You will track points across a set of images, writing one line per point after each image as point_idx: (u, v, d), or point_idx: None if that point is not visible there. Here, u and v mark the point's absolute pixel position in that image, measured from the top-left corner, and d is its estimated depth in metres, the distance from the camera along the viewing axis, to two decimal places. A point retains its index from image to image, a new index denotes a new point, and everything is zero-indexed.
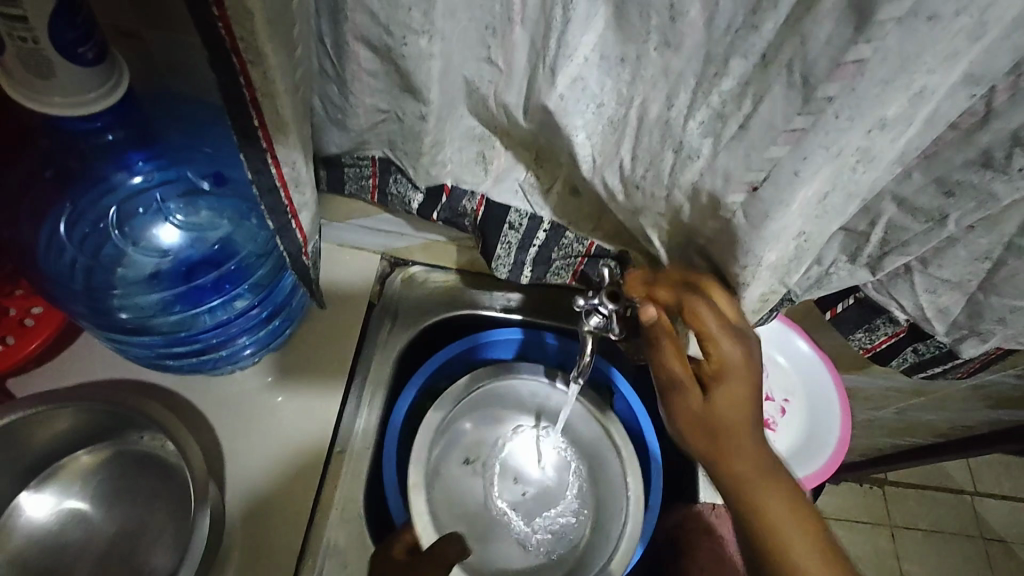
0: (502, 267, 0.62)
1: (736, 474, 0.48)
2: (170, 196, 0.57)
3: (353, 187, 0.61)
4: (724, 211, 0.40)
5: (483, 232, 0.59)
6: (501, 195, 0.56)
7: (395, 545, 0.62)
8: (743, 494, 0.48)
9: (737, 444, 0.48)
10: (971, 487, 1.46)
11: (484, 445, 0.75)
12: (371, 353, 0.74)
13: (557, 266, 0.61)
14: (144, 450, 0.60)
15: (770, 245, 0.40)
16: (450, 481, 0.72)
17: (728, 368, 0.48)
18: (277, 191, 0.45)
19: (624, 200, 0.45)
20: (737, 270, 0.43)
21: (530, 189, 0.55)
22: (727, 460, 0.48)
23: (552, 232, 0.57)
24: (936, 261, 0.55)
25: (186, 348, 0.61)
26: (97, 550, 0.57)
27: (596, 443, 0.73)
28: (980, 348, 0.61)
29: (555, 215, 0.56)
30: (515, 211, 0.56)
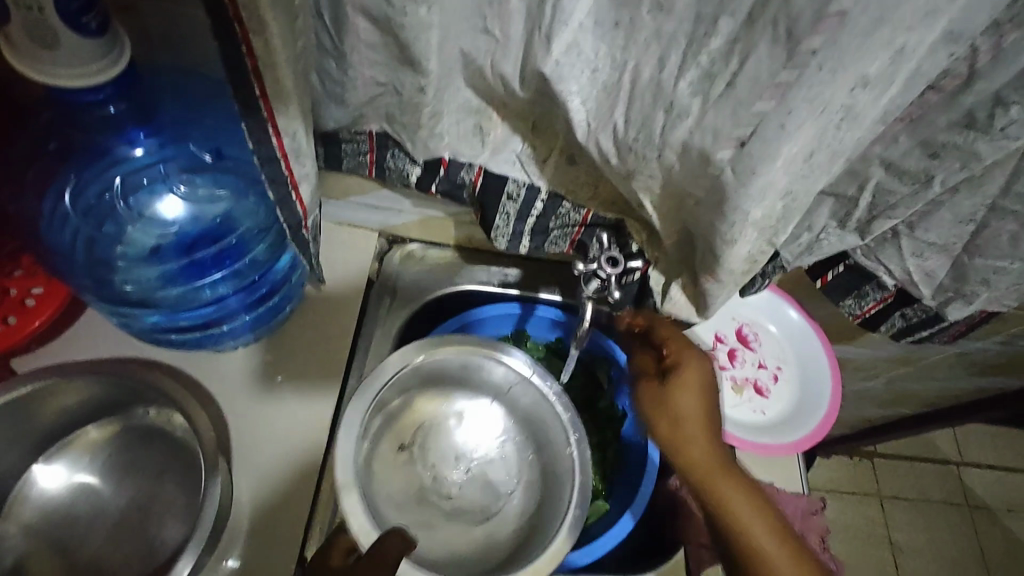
0: (501, 238, 0.63)
1: (703, 463, 0.55)
2: (174, 171, 0.58)
3: (350, 162, 0.62)
4: (713, 168, 0.40)
5: (482, 204, 0.60)
6: (498, 166, 0.56)
7: (337, 546, 0.55)
8: (695, 465, 0.55)
9: (703, 440, 0.56)
10: (957, 457, 1.50)
11: (425, 429, 0.68)
12: (372, 327, 0.75)
13: (554, 236, 0.63)
14: (151, 424, 0.61)
15: (758, 202, 0.41)
16: (383, 470, 0.65)
17: (696, 374, 0.58)
18: (276, 161, 0.46)
19: (618, 163, 0.45)
20: (723, 229, 0.44)
21: (528, 159, 0.56)
22: (709, 481, 0.54)
23: (549, 203, 0.59)
24: (922, 225, 0.57)
25: (189, 321, 0.63)
26: (108, 521, 0.58)
27: (536, 418, 0.66)
28: (965, 310, 0.64)
29: (552, 184, 0.57)
30: (513, 182, 0.57)
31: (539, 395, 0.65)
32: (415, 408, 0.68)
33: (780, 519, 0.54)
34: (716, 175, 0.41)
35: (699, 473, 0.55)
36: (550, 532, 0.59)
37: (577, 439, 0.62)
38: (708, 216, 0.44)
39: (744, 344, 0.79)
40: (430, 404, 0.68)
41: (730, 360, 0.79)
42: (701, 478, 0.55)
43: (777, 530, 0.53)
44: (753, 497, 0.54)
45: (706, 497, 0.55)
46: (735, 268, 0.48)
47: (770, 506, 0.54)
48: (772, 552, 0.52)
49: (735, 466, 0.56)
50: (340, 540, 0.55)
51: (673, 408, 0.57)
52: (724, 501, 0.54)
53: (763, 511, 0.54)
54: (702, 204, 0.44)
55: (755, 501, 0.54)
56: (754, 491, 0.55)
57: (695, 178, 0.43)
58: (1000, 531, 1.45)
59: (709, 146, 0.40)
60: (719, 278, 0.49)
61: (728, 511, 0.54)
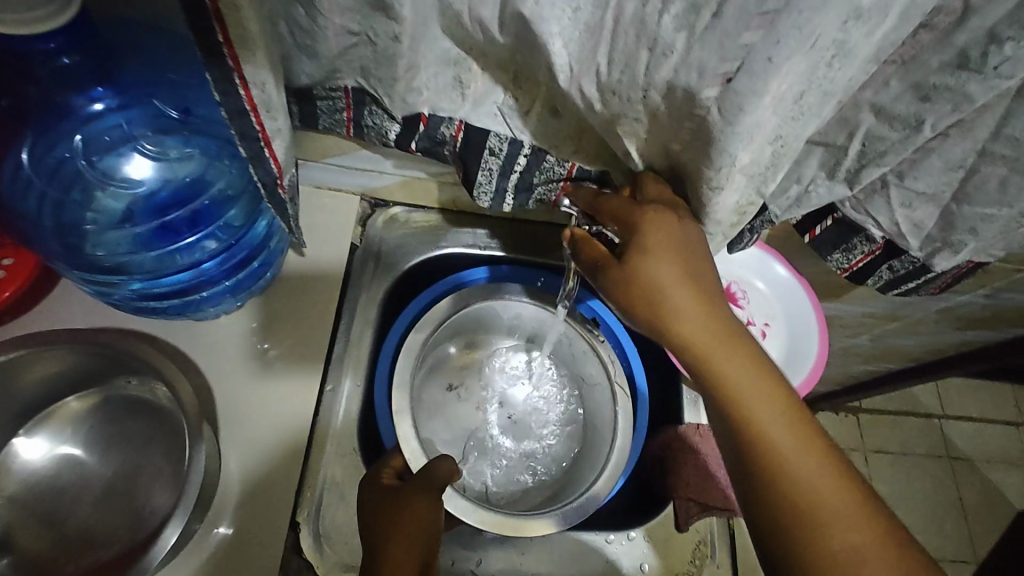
0: (484, 196, 0.62)
1: (702, 339, 0.47)
2: (143, 132, 0.57)
3: (327, 121, 0.60)
4: (699, 108, 0.39)
5: (464, 160, 0.59)
6: (479, 119, 0.54)
7: (385, 472, 0.61)
8: (688, 348, 0.47)
9: (689, 307, 0.47)
10: (940, 410, 1.53)
11: (471, 375, 0.76)
12: (357, 292, 0.74)
13: (539, 192, 0.62)
14: (133, 395, 0.60)
15: (746, 146, 0.40)
16: (433, 404, 0.73)
17: (658, 237, 0.47)
18: (246, 114, 0.45)
19: (601, 108, 0.44)
20: (710, 174, 0.43)
21: (509, 111, 0.54)
22: (709, 360, 0.46)
23: (532, 157, 0.57)
24: (911, 173, 0.56)
25: (166, 289, 0.61)
26: (95, 491, 0.57)
27: (574, 359, 0.75)
28: (952, 261, 0.64)
29: (535, 138, 0.55)
30: (495, 136, 0.55)
31: (580, 339, 0.73)
32: (463, 356, 0.76)
33: (790, 395, 0.47)
34: (704, 117, 0.39)
35: (695, 350, 0.47)
36: (598, 458, 0.68)
37: (617, 376, 0.70)
38: (695, 161, 0.43)
39: (732, 302, 0.79)
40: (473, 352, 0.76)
41: None
42: (697, 355, 0.47)
43: (784, 410, 0.47)
44: (762, 374, 0.47)
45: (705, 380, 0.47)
46: (721, 218, 0.48)
47: (779, 383, 0.47)
48: (779, 436, 0.46)
49: (738, 338, 0.47)
50: (388, 464, 0.62)
51: (649, 283, 0.47)
52: (725, 386, 0.46)
53: (768, 390, 0.47)
54: (689, 149, 0.43)
55: (760, 377, 0.47)
56: (760, 366, 0.47)
57: (681, 123, 0.42)
58: (980, 482, 1.48)
59: (695, 85, 0.38)
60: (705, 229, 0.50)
61: (730, 392, 0.46)
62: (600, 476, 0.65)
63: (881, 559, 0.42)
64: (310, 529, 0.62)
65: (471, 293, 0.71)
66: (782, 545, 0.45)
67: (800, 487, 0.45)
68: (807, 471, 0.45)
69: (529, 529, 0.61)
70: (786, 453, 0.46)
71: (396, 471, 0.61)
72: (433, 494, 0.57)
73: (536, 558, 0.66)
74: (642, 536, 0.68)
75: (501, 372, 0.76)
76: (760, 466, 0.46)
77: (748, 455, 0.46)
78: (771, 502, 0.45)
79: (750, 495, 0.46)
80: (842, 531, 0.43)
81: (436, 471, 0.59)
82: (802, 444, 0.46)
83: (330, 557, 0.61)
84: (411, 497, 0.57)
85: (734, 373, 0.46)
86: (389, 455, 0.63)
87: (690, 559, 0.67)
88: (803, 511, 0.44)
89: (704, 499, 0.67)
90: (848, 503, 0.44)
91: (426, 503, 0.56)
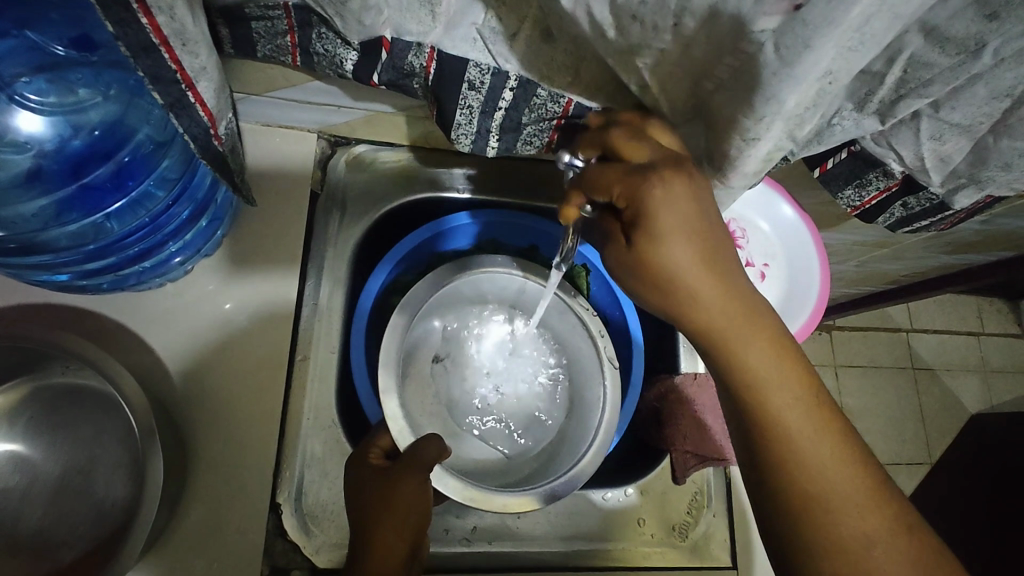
0: (464, 139, 0.53)
1: (723, 324, 0.43)
2: (21, 72, 0.50)
3: (268, 48, 0.49)
4: (749, 44, 0.33)
5: (439, 96, 0.49)
6: (454, 44, 0.44)
7: (371, 451, 0.57)
8: (711, 329, 0.44)
9: (713, 286, 0.42)
10: (908, 324, 1.44)
11: (458, 345, 0.70)
12: (323, 247, 0.66)
13: (528, 132, 0.53)
14: (71, 381, 0.53)
15: (796, 89, 0.35)
16: (424, 380, 0.68)
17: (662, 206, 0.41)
18: (156, 51, 0.35)
19: (616, 36, 0.37)
20: (745, 124, 0.38)
21: (492, 36, 0.43)
22: (730, 348, 0.43)
23: (520, 91, 0.48)
24: (949, 103, 0.48)
25: (103, 263, 0.53)
26: (44, 488, 0.52)
27: (557, 322, 0.70)
28: (974, 198, 0.59)
29: (523, 69, 0.46)
30: (475, 66, 0.46)
31: (564, 305, 0.67)
32: (450, 325, 0.70)
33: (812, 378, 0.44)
34: (752, 53, 0.34)
35: (716, 335, 0.44)
36: (588, 428, 0.63)
37: (602, 340, 0.65)
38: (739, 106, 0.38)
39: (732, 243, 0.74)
40: (458, 322, 0.70)
41: None
42: (719, 339, 0.44)
43: (801, 392, 0.44)
44: (788, 359, 0.44)
45: (724, 362, 0.44)
46: (746, 173, 0.43)
47: (799, 361, 0.44)
48: (798, 419, 0.43)
49: (764, 318, 0.44)
50: (376, 442, 0.57)
51: (656, 254, 0.42)
52: (747, 371, 0.43)
53: (789, 373, 0.44)
54: (726, 89, 0.37)
55: (784, 361, 0.44)
56: (784, 350, 0.44)
57: (719, 59, 0.36)
58: (940, 391, 1.42)
59: (747, 13, 0.32)
60: (728, 182, 0.45)
61: (750, 377, 0.43)
62: (587, 451, 0.61)
63: (890, 546, 0.41)
64: (292, 508, 0.58)
65: (448, 266, 0.65)
66: (790, 531, 0.43)
67: (814, 475, 0.42)
68: (822, 457, 0.42)
69: (517, 505, 0.57)
70: (804, 438, 0.43)
71: (384, 449, 0.57)
72: (424, 475, 0.53)
73: (532, 521, 0.64)
74: (639, 488, 0.67)
75: (488, 344, 0.71)
76: (770, 450, 0.43)
77: (764, 440, 0.43)
78: (782, 488, 0.43)
79: (759, 477, 0.44)
80: (853, 524, 0.41)
81: (421, 454, 0.54)
82: (823, 432, 0.43)
83: (318, 535, 0.59)
84: (399, 484, 0.52)
85: (757, 356, 0.43)
86: (377, 432, 0.58)
87: (687, 510, 0.67)
88: (816, 497, 0.42)
89: (702, 451, 0.65)
90: (862, 486, 0.42)
91: (417, 486, 0.53)
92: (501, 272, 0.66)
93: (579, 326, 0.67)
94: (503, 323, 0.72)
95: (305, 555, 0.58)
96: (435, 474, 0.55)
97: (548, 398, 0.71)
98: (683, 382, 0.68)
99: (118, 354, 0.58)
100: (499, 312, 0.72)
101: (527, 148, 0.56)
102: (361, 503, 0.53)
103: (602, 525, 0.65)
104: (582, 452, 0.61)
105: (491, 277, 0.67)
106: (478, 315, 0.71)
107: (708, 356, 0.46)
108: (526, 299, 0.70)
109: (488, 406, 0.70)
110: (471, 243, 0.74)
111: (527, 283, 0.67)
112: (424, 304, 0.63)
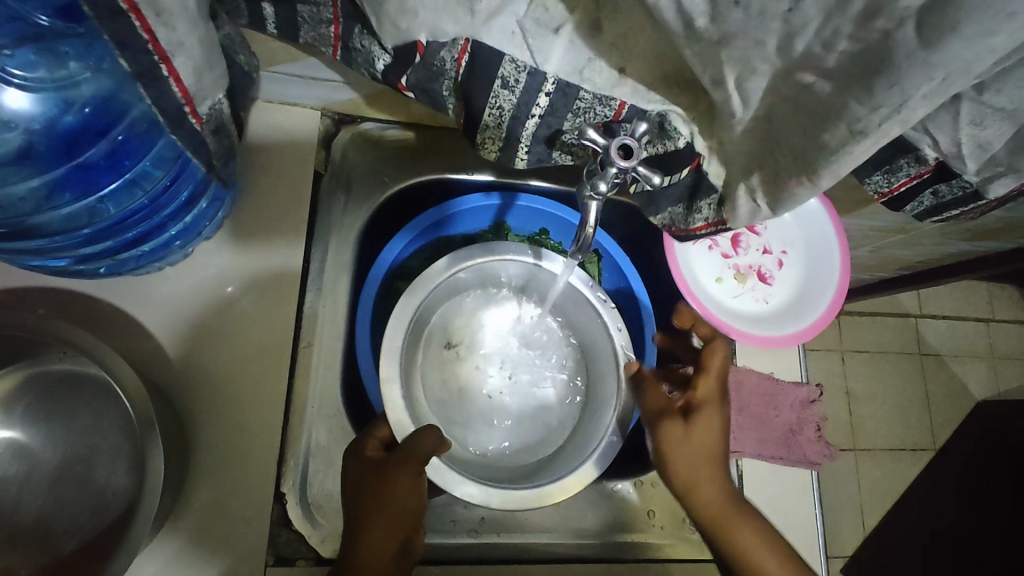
0: (490, 143, 0.50)
1: (724, 510, 0.53)
2: (4, 43, 0.46)
3: (309, 34, 0.47)
4: (877, 23, 0.30)
5: (468, 97, 0.46)
6: (493, 38, 0.41)
7: (367, 442, 0.54)
8: (710, 516, 0.54)
9: (718, 477, 0.53)
10: (917, 310, 1.40)
11: (471, 329, 0.69)
12: (326, 229, 0.63)
13: (564, 142, 0.49)
14: (71, 368, 0.52)
15: (916, 80, 0.31)
16: (432, 366, 0.66)
17: (717, 416, 0.54)
18: (122, 16, 0.32)
19: (708, 25, 0.35)
20: (856, 112, 0.35)
21: (535, 29, 0.40)
22: (725, 533, 0.53)
23: (559, 95, 0.44)
24: (994, 85, 0.44)
25: (99, 248, 0.52)
26: (45, 477, 0.51)
27: (570, 309, 0.67)
28: (1010, 186, 0.55)
29: (565, 69, 0.42)
30: (511, 62, 0.42)
31: (576, 291, 0.64)
32: (462, 311, 0.68)
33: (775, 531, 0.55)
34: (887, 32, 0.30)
35: (713, 520, 0.54)
36: (602, 419, 0.61)
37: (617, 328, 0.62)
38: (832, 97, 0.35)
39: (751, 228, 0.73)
40: (468, 308, 0.68)
41: (733, 248, 0.73)
42: (718, 537, 0.54)
43: (773, 545, 0.54)
44: (768, 539, 0.54)
45: (714, 536, 0.54)
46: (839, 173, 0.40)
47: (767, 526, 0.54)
48: (769, 567, 0.53)
49: (746, 506, 0.54)
50: (373, 435, 0.55)
51: (697, 468, 0.53)
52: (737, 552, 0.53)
53: (771, 556, 0.53)
54: None
55: (768, 553, 0.54)
56: (770, 547, 0.54)
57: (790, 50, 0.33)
58: (946, 378, 1.39)
59: None
60: (816, 182, 0.40)
61: (733, 536, 0.53)
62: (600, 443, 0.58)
63: None
64: (297, 498, 0.57)
65: (463, 248, 0.62)
66: None
67: None
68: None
69: (511, 503, 0.54)
70: None
71: (382, 442, 0.55)
72: (419, 467, 0.51)
73: (541, 513, 0.63)
74: (651, 480, 0.66)
75: (503, 331, 0.69)
76: None
77: None
78: None
79: None
80: None
81: (417, 444, 0.52)
82: None
83: (321, 526, 0.57)
84: (392, 477, 0.51)
85: (745, 540, 0.53)
86: (373, 423, 0.56)
87: None
88: None
89: None
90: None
91: (411, 482, 0.51)
92: (512, 259, 0.63)
93: (592, 313, 0.64)
94: (512, 307, 0.70)
95: (311, 546, 0.56)
96: (432, 466, 0.53)
97: (563, 388, 0.69)
98: None
99: (114, 339, 0.56)
100: (509, 299, 0.70)
101: (562, 158, 0.52)
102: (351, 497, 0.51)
103: (612, 515, 0.65)
104: (597, 441, 0.59)
105: (505, 264, 0.64)
106: (490, 301, 0.69)
107: (704, 529, 0.55)
108: (539, 285, 0.67)
109: (500, 398, 0.68)
110: (477, 227, 0.71)
111: (538, 271, 0.64)
112: (434, 286, 0.60)
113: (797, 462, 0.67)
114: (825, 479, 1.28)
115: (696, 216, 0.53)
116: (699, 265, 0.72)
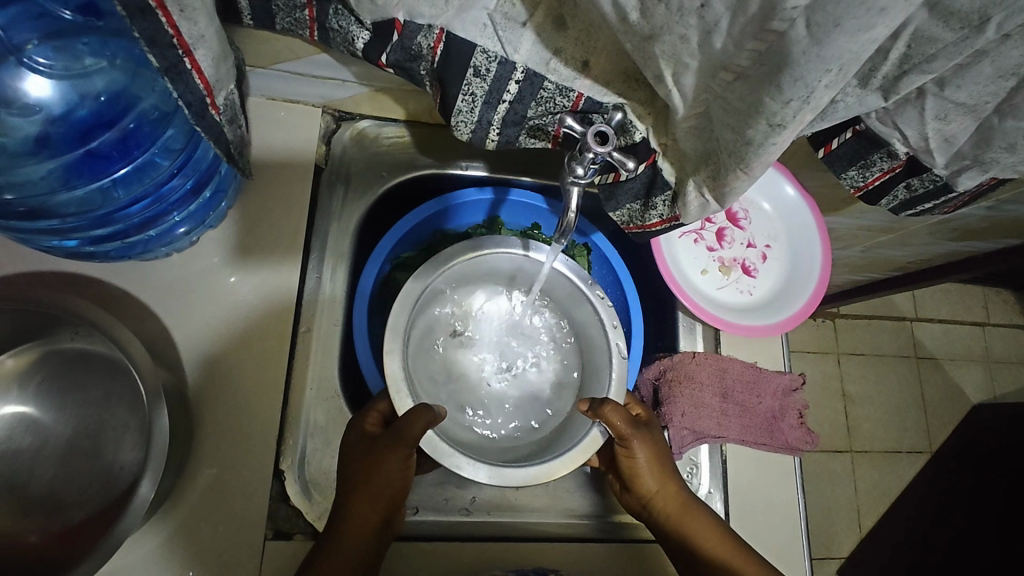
0: (464, 127, 0.53)
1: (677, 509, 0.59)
2: (29, 38, 0.50)
3: (286, 21, 0.49)
4: (777, 22, 0.32)
5: (442, 82, 0.49)
6: (462, 27, 0.44)
7: (369, 416, 0.58)
8: (667, 515, 0.59)
9: (666, 479, 0.60)
10: (912, 313, 1.42)
11: (469, 317, 0.71)
12: (326, 222, 0.66)
13: (530, 127, 0.52)
14: (82, 347, 0.55)
15: (828, 72, 0.33)
16: (434, 351, 0.69)
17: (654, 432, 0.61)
18: (151, 12, 0.35)
19: (639, 19, 0.37)
20: (770, 107, 0.37)
21: (504, 22, 0.43)
22: (684, 529, 0.58)
23: (526, 84, 0.47)
24: (954, 81, 0.46)
25: (108, 230, 0.55)
26: (56, 451, 0.54)
27: (562, 297, 0.68)
28: (978, 180, 0.57)
29: (530, 60, 0.45)
30: (482, 52, 0.46)
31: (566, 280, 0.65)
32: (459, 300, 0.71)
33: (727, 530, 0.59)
34: (781, 32, 0.33)
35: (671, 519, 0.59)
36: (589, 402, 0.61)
37: (604, 313, 0.63)
38: (748, 93, 0.38)
39: (734, 223, 0.76)
40: (463, 298, 0.71)
41: (718, 241, 0.76)
42: (678, 536, 0.58)
43: (728, 540, 0.58)
44: (723, 535, 0.58)
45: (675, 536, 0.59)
46: (770, 163, 0.42)
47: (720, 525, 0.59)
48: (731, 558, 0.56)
49: (698, 506, 0.60)
50: (373, 407, 0.58)
51: (648, 471, 0.59)
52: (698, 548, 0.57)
53: (728, 546, 0.57)
54: (744, 78, 0.37)
55: (725, 545, 0.57)
56: (726, 541, 0.58)
57: (740, 47, 0.35)
58: (942, 380, 1.40)
59: None
60: (751, 173, 0.43)
61: (690, 533, 0.58)
62: (592, 429, 0.58)
63: None
64: (296, 475, 0.59)
65: (465, 242, 0.64)
66: None
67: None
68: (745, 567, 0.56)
69: (498, 478, 0.54)
70: None
71: (383, 414, 0.59)
72: (408, 451, 0.54)
73: (530, 495, 0.66)
74: None
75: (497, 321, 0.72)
76: None
77: None
78: None
79: None
80: None
81: (407, 430, 0.53)
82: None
83: (318, 502, 0.59)
84: (382, 456, 0.54)
85: (702, 533, 0.58)
86: (373, 399, 0.59)
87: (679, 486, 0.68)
88: None
89: (695, 427, 0.67)
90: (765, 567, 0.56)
91: (401, 460, 0.54)
92: (503, 248, 0.64)
93: (580, 298, 0.65)
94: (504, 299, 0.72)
95: (308, 521, 0.58)
96: (429, 442, 0.55)
97: (553, 378, 0.70)
98: (681, 360, 0.70)
99: (125, 320, 0.60)
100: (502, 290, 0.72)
101: (530, 142, 0.55)
102: (348, 470, 0.55)
103: (600, 498, 0.67)
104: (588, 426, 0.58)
105: (499, 256, 0.65)
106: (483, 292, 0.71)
107: (667, 536, 0.59)
108: (530, 275, 0.68)
109: (494, 386, 0.70)
110: (473, 220, 0.74)
111: (527, 261, 0.66)
112: (441, 271, 0.62)
113: (778, 447, 0.68)
114: (819, 477, 1.29)
115: (652, 212, 0.55)
116: (684, 259, 0.74)
